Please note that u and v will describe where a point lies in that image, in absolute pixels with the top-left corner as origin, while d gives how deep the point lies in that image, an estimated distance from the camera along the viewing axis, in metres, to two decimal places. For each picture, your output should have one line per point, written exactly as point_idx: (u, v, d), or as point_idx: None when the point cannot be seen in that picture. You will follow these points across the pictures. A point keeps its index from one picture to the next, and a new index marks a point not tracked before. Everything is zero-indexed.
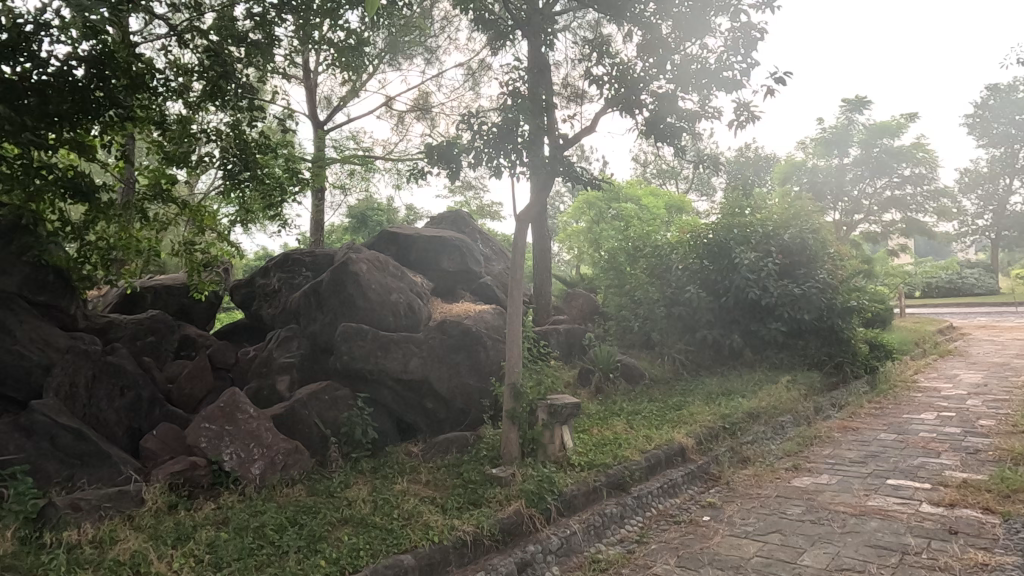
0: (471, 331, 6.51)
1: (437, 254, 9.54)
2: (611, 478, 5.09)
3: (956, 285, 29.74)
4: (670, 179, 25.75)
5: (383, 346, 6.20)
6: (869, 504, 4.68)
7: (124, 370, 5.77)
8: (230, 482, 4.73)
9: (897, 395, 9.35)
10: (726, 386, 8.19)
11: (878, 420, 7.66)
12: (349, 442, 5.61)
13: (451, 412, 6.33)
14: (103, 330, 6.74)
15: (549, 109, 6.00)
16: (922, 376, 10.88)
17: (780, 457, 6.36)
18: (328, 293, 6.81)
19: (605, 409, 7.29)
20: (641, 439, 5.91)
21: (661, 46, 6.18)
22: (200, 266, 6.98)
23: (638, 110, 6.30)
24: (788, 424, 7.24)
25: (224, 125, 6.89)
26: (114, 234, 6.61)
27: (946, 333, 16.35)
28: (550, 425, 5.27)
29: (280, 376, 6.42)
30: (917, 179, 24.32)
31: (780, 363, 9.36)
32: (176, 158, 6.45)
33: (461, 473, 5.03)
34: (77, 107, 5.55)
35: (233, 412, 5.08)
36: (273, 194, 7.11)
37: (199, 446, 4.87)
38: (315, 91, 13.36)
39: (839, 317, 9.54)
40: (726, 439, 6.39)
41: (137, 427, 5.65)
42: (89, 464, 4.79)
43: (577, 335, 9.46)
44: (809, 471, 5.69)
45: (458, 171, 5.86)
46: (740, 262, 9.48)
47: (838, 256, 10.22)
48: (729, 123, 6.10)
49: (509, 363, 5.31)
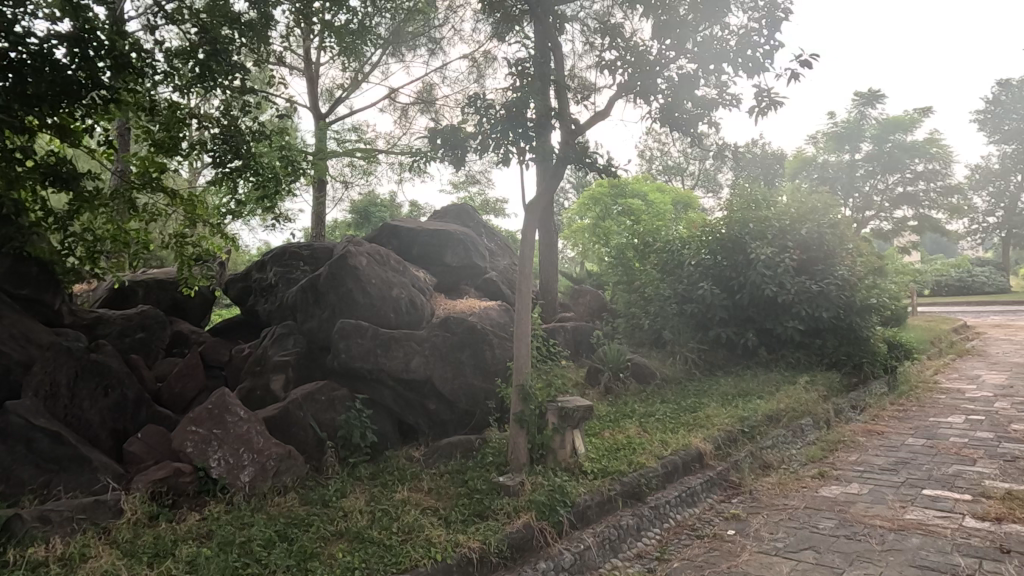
0: (477, 328, 6.18)
1: (441, 249, 9.21)
2: (626, 487, 4.74)
3: (966, 283, 29.29)
4: (677, 176, 25.43)
5: (384, 344, 5.87)
6: (907, 517, 4.33)
7: (108, 368, 5.43)
8: (218, 490, 4.40)
9: (918, 397, 8.96)
10: (741, 387, 7.83)
11: (904, 423, 7.30)
12: (347, 445, 5.29)
13: (455, 414, 5.97)
14: (90, 326, 6.41)
15: (560, 93, 5.66)
16: (943, 376, 10.51)
17: (805, 463, 6.01)
18: (326, 287, 6.43)
19: (615, 411, 6.94)
20: (656, 444, 5.57)
21: (678, 26, 5.80)
22: (191, 259, 6.63)
23: (653, 96, 5.93)
24: (808, 427, 6.88)
25: (217, 110, 6.49)
26: (101, 226, 6.28)
27: (962, 332, 15.95)
28: (560, 429, 4.96)
29: (275, 375, 6.07)
30: (931, 175, 23.72)
31: (797, 363, 9.00)
32: (165, 146, 6.08)
33: (466, 481, 4.69)
34: (59, 89, 5.22)
35: (223, 415, 4.74)
36: (269, 187, 6.71)
37: (185, 451, 4.54)
38: (317, 82, 13.02)
39: (858, 315, 9.19)
40: (745, 443, 6.04)
41: (122, 429, 5.31)
42: (67, 470, 4.46)
43: (585, 332, 9.13)
44: (837, 480, 5.32)
45: (463, 158, 5.51)
46: (755, 258, 9.10)
47: (858, 252, 9.83)
48: (751, 110, 5.75)
49: (517, 362, 4.98)
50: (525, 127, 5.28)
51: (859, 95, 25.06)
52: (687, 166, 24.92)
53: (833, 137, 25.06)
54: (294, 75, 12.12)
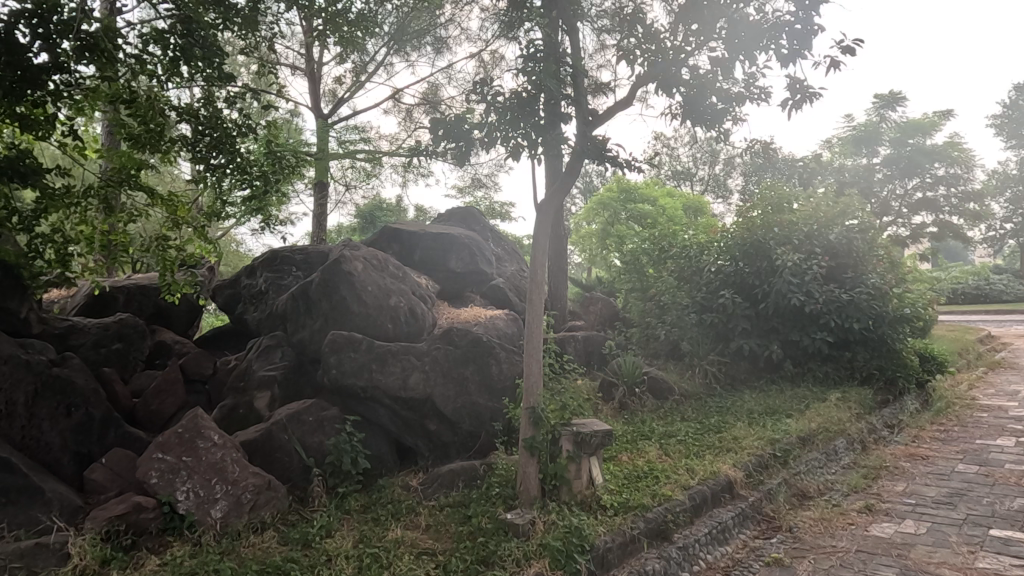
0: (483, 341, 5.62)
1: (444, 254, 8.69)
2: (651, 524, 4.16)
3: (983, 290, 28.44)
4: (685, 180, 24.77)
5: (379, 359, 5.33)
6: (978, 567, 3.78)
7: (73, 385, 4.88)
8: (185, 528, 3.86)
9: (957, 415, 8.31)
10: (768, 403, 7.25)
11: (949, 446, 6.69)
12: (336, 472, 4.73)
13: (458, 436, 5.39)
14: (62, 336, 5.89)
15: (576, 81, 5.05)
16: (979, 392, 9.84)
17: (846, 492, 5.41)
18: (317, 295, 5.93)
19: (633, 430, 6.35)
20: (682, 472, 4.98)
21: (706, 7, 5.19)
22: (174, 263, 6.03)
23: (676, 88, 5.27)
24: (843, 449, 6.27)
25: (199, 102, 5.88)
26: (73, 226, 5.72)
27: (987, 342, 15.21)
28: (575, 457, 4.38)
29: (260, 392, 5.51)
30: (954, 180, 23.32)
31: (826, 377, 8.38)
32: (143, 139, 5.48)
33: (469, 517, 4.12)
34: (20, 75, 4.70)
35: (194, 441, 4.21)
36: (255, 187, 6.20)
37: (150, 482, 4.02)
38: (318, 80, 12.48)
39: (891, 327, 8.56)
40: (778, 469, 5.46)
41: (86, 452, 4.77)
42: (14, 503, 3.91)
43: (596, 342, 8.56)
44: (887, 516, 4.73)
45: (468, 151, 4.95)
46: (781, 264, 8.52)
47: (890, 258, 9.19)
48: (784, 103, 5.17)
49: (528, 382, 4.40)
50: (537, 117, 4.74)
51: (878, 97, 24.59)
52: (697, 171, 24.34)
53: (850, 140, 24.53)
54: (294, 73, 11.62)
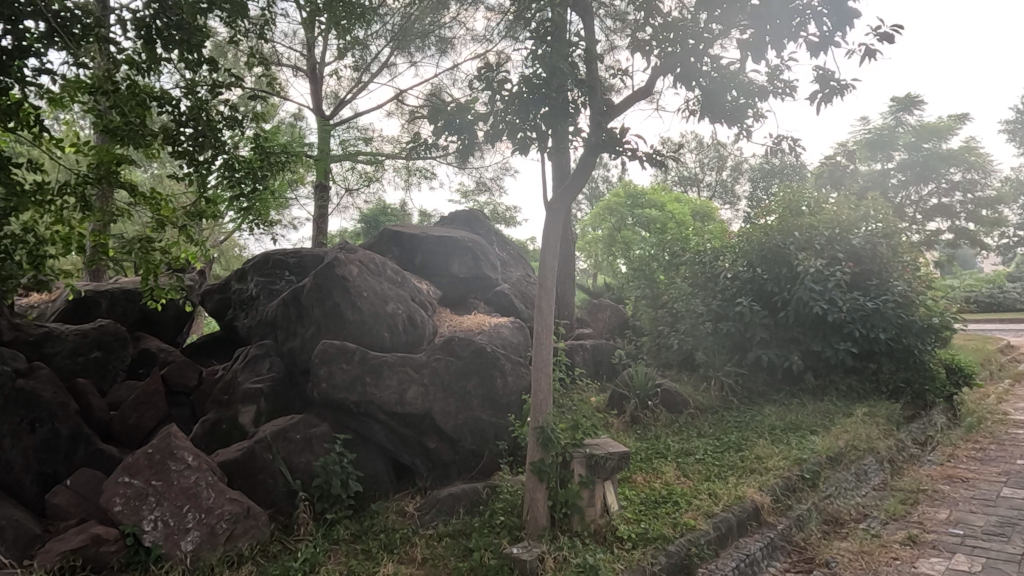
0: (487, 352, 5.20)
1: (447, 257, 8.28)
2: (674, 560, 3.72)
3: (998, 300, 27.80)
4: (692, 186, 24.31)
5: (373, 371, 4.91)
6: None
7: (39, 398, 4.47)
8: (151, 562, 3.45)
9: (990, 431, 7.80)
10: (790, 418, 6.81)
11: (988, 468, 6.23)
12: (325, 497, 4.29)
13: (459, 454, 4.95)
14: (36, 344, 5.47)
15: (590, 66, 4.59)
16: (1009, 406, 9.33)
17: (882, 519, 4.95)
18: (309, 301, 5.52)
19: (647, 447, 5.91)
20: (704, 498, 4.54)
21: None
22: (159, 267, 5.52)
23: (695, 81, 4.85)
24: (873, 469, 5.80)
25: (182, 93, 5.47)
26: (47, 227, 5.26)
27: (1010, 354, 14.66)
28: (589, 482, 3.95)
29: (245, 406, 5.09)
30: (969, 185, 22.84)
31: (849, 390, 7.91)
32: (123, 133, 4.89)
33: (472, 550, 3.68)
34: None
35: (166, 464, 3.80)
36: (245, 184, 5.79)
37: (114, 510, 3.60)
38: (320, 80, 12.08)
39: (917, 338, 8.09)
40: (807, 493, 5.00)
41: (51, 472, 4.37)
42: None
43: (604, 351, 8.16)
44: (935, 550, 4.28)
45: (470, 146, 4.45)
46: (802, 271, 8.06)
47: (917, 264, 8.71)
48: (812, 98, 4.72)
49: (537, 400, 3.99)
50: (548, 106, 4.28)
51: (896, 100, 24.10)
52: (704, 175, 23.91)
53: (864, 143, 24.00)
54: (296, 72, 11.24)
